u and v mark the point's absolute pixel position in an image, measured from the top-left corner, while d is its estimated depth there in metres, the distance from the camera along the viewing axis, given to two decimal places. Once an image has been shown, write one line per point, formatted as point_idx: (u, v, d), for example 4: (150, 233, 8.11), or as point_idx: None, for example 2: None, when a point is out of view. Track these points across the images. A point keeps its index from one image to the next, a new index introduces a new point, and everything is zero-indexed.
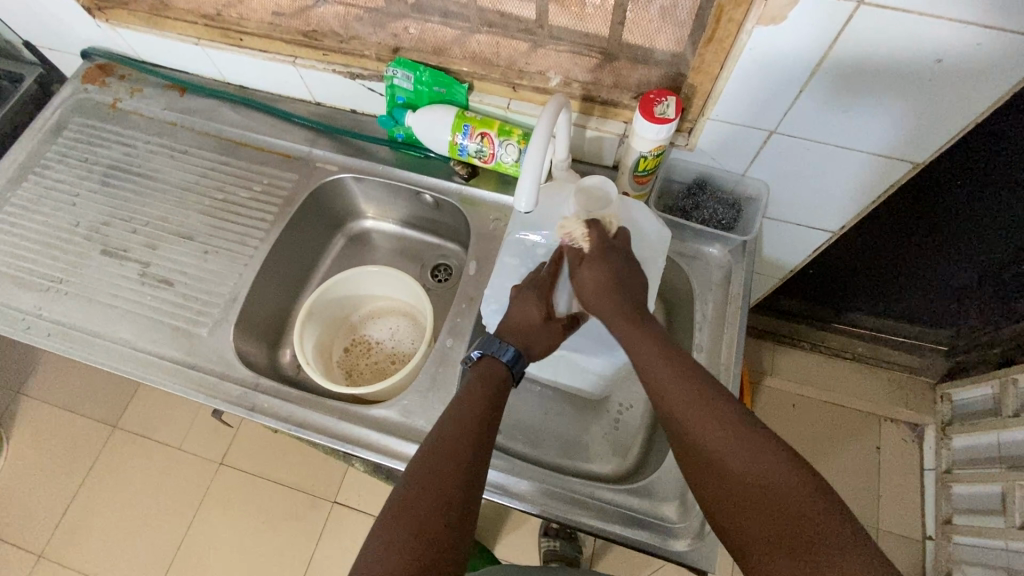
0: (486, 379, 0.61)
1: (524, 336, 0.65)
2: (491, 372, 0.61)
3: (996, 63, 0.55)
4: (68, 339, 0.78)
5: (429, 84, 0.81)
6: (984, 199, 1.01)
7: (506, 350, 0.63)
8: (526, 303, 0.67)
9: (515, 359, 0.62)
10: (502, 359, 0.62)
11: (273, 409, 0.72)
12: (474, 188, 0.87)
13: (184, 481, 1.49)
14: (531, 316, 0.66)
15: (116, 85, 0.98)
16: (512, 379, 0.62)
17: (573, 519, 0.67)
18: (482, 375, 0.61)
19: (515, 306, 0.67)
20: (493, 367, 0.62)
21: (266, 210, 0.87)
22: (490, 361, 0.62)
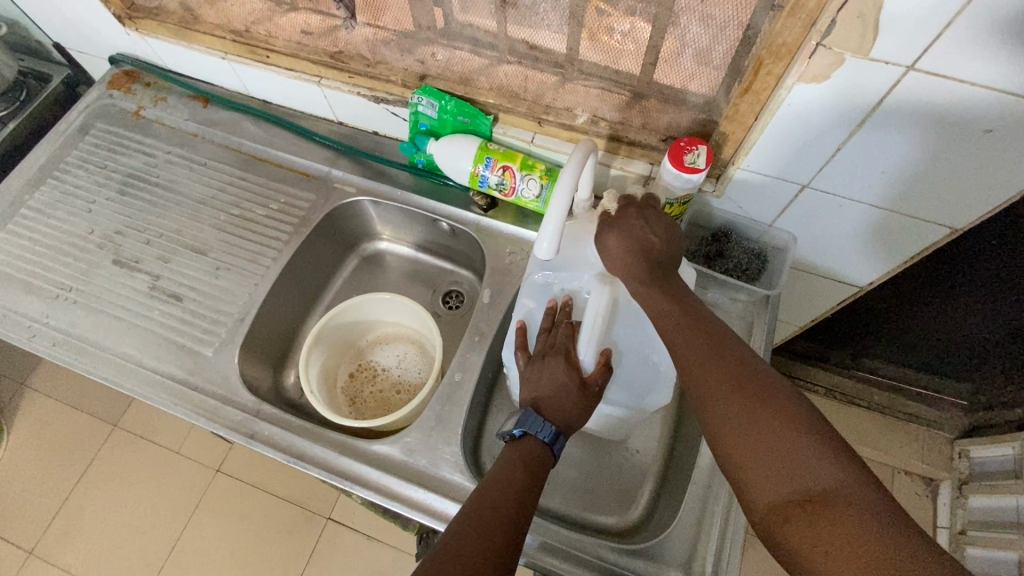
0: (527, 461, 0.58)
1: (563, 411, 0.61)
2: (533, 456, 0.59)
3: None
4: (73, 350, 0.77)
5: (453, 113, 0.79)
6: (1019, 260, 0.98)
7: (546, 430, 0.60)
8: (556, 372, 0.63)
9: (555, 438, 0.60)
10: (541, 439, 0.60)
11: (273, 438, 0.70)
12: (492, 220, 0.86)
13: (179, 485, 1.48)
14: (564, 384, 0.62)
15: (141, 92, 0.98)
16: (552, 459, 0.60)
17: None
18: (521, 456, 0.59)
19: (545, 376, 0.63)
20: (534, 452, 0.59)
21: (280, 229, 0.86)
22: (530, 440, 0.60)
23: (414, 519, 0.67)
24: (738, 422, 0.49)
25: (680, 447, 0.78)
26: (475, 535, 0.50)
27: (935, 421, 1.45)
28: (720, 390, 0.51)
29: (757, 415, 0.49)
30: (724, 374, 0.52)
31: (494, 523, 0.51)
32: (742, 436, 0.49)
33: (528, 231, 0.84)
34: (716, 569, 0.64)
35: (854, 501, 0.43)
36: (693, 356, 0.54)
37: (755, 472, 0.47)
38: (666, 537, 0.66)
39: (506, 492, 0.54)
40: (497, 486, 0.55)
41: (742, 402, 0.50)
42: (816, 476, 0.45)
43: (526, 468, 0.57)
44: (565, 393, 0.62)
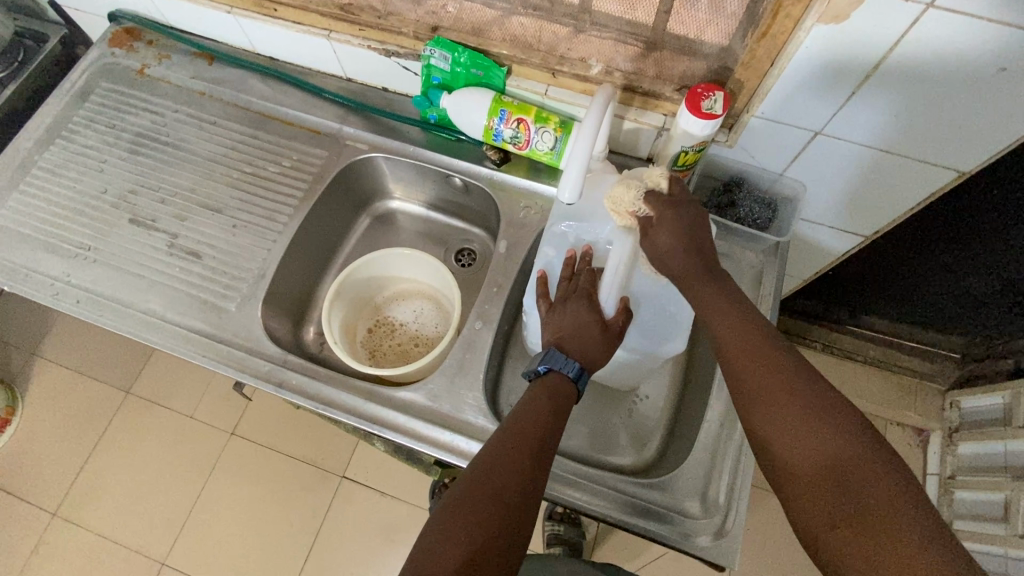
0: (552, 395, 0.60)
1: (588, 347, 0.63)
2: (559, 391, 0.61)
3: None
4: (97, 307, 0.78)
5: (467, 66, 0.79)
6: (1017, 211, 1.01)
7: (571, 365, 0.62)
8: (578, 311, 0.65)
9: (580, 373, 0.62)
10: (566, 373, 0.61)
11: (301, 386, 0.72)
12: (506, 174, 0.87)
13: (196, 448, 1.51)
14: (587, 322, 0.64)
15: (144, 50, 0.96)
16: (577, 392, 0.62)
17: (594, 510, 0.69)
18: (546, 391, 0.61)
19: (568, 315, 0.65)
20: (561, 385, 0.61)
21: (295, 186, 0.86)
22: (555, 376, 0.62)
23: (439, 459, 0.70)
24: (808, 446, 0.48)
25: (691, 391, 0.81)
26: (507, 461, 0.53)
27: (928, 373, 1.50)
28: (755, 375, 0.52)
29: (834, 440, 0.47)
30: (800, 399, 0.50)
31: (519, 455, 0.54)
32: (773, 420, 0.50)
33: (542, 184, 0.85)
34: (730, 498, 0.68)
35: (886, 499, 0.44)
36: (769, 372, 0.52)
37: (812, 499, 0.47)
38: (682, 471, 0.70)
39: (529, 432, 0.56)
40: (519, 424, 0.57)
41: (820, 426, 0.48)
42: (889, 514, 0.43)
43: (548, 404, 0.59)
44: (588, 331, 0.64)
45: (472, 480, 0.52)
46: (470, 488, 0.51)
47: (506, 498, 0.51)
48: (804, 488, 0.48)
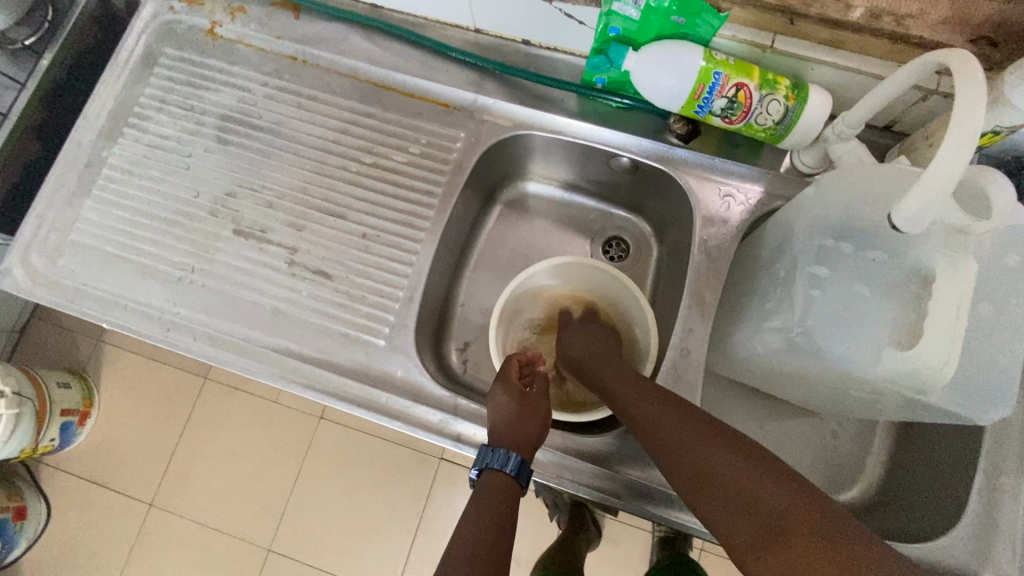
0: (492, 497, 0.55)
1: (518, 432, 0.58)
2: (499, 491, 0.55)
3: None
4: (218, 344, 0.65)
5: (666, 10, 0.57)
6: None
7: (505, 460, 0.56)
8: (498, 396, 0.61)
9: (519, 469, 0.56)
10: (506, 471, 0.56)
11: (481, 440, 0.61)
12: (693, 153, 0.68)
13: (284, 433, 1.45)
14: (504, 409, 0.60)
15: (211, 2, 0.76)
16: (520, 487, 0.57)
17: None
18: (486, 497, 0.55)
19: (491, 400, 0.61)
20: (496, 484, 0.56)
21: (429, 180, 0.69)
22: (494, 474, 0.56)
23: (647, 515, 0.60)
24: (720, 486, 0.46)
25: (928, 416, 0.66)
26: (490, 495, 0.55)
27: None
28: (641, 398, 0.56)
29: (726, 461, 0.47)
30: (684, 426, 0.51)
31: (503, 492, 0.55)
32: (678, 439, 0.51)
33: (744, 165, 0.67)
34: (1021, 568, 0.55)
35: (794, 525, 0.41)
36: (649, 412, 0.55)
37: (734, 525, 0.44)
38: (953, 537, 0.57)
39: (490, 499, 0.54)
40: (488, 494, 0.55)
41: (693, 445, 0.49)
42: (777, 510, 0.42)
43: (502, 480, 0.56)
44: (520, 415, 0.59)
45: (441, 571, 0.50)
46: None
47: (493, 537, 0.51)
48: (727, 514, 0.44)
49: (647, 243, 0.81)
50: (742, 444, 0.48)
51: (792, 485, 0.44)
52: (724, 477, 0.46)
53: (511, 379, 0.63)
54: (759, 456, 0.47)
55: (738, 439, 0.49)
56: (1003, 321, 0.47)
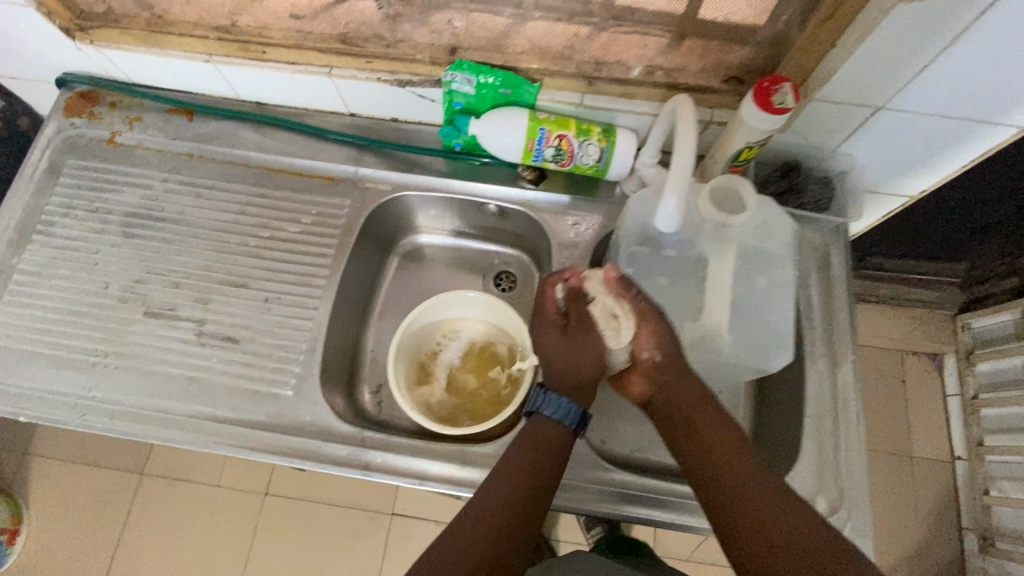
0: (540, 439, 0.60)
1: (567, 370, 0.61)
2: (544, 433, 0.60)
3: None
4: (136, 420, 0.70)
5: (495, 86, 0.72)
6: None
7: (556, 405, 0.60)
8: (542, 333, 0.63)
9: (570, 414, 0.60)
10: (553, 416, 0.60)
11: (389, 464, 0.67)
12: (545, 192, 0.82)
13: (232, 517, 1.43)
14: (551, 344, 0.62)
15: (110, 116, 0.85)
16: (573, 432, 0.61)
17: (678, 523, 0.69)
18: (529, 440, 0.60)
19: (540, 338, 0.63)
20: (546, 428, 0.60)
21: (321, 243, 0.79)
22: (542, 419, 0.60)
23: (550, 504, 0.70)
24: (755, 496, 0.53)
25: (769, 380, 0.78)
26: (515, 475, 0.58)
27: (936, 301, 1.50)
28: (687, 399, 0.60)
29: (760, 480, 0.54)
30: (762, 505, 0.53)
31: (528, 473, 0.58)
32: (721, 445, 0.57)
33: (586, 199, 0.81)
34: (851, 489, 0.67)
35: (812, 552, 0.50)
36: (699, 417, 0.59)
37: (751, 540, 0.52)
38: (794, 474, 0.68)
39: (512, 498, 0.57)
40: (507, 473, 0.58)
41: (734, 462, 0.56)
42: (798, 535, 0.51)
43: (542, 440, 0.60)
44: (571, 350, 0.61)
45: (433, 552, 0.54)
46: (443, 560, 0.53)
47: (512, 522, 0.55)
48: (747, 529, 0.52)
49: (531, 273, 0.92)
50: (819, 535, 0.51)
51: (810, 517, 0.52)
52: (754, 492, 0.54)
53: (553, 322, 0.63)
54: (843, 560, 0.49)
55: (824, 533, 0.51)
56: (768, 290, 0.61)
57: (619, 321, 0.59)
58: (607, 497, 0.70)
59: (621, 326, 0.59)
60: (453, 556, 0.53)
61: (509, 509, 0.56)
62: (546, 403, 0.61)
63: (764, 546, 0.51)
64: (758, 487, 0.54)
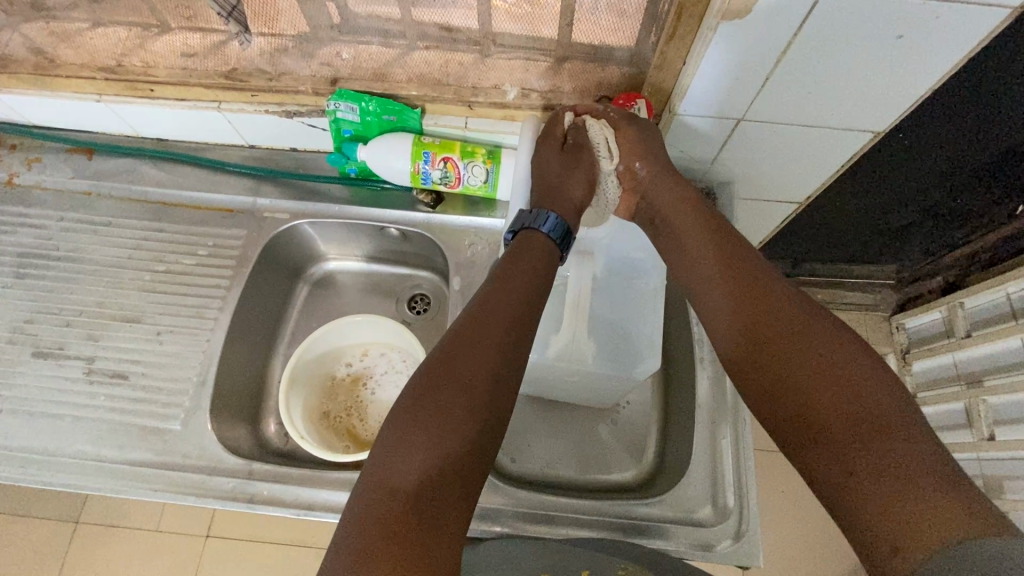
0: (529, 250, 0.60)
1: (557, 204, 0.63)
2: (532, 244, 0.60)
3: (966, 20, 0.53)
4: (15, 464, 0.68)
5: (377, 113, 0.74)
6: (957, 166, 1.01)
7: (547, 220, 0.61)
8: (542, 163, 0.66)
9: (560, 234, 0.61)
10: (544, 230, 0.61)
11: (275, 496, 0.66)
12: (443, 215, 0.83)
13: (169, 563, 1.38)
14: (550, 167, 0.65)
15: (9, 158, 0.85)
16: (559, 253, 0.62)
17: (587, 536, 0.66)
18: (522, 247, 0.60)
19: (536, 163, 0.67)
20: (535, 239, 0.61)
21: (218, 274, 0.79)
22: (533, 233, 0.61)
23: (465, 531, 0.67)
24: (804, 365, 0.48)
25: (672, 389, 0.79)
26: (480, 334, 0.52)
27: (871, 304, 1.52)
28: (726, 277, 0.56)
29: (811, 346, 0.49)
30: (803, 367, 0.48)
31: (494, 327, 0.53)
32: (750, 320, 0.53)
33: (482, 218, 0.82)
34: (740, 498, 0.67)
35: (884, 412, 0.43)
36: (739, 295, 0.54)
37: (797, 409, 0.47)
38: (686, 483, 0.68)
39: (472, 358, 0.51)
40: (476, 326, 0.53)
41: (767, 331, 0.51)
42: (860, 396, 0.44)
43: (516, 290, 0.56)
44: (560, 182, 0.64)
45: (402, 416, 0.48)
46: (412, 427, 0.47)
47: (472, 383, 0.49)
48: (794, 402, 0.47)
49: (444, 294, 0.92)
50: (873, 379, 0.45)
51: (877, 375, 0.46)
52: (788, 353, 0.49)
53: (554, 138, 0.67)
54: (889, 406, 0.43)
55: (866, 371, 0.46)
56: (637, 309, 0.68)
57: (612, 130, 0.65)
58: (495, 510, 0.68)
59: (612, 145, 0.65)
60: (427, 416, 0.48)
61: (472, 369, 0.50)
62: (535, 220, 0.62)
63: (792, 410, 0.47)
64: (816, 352, 0.48)
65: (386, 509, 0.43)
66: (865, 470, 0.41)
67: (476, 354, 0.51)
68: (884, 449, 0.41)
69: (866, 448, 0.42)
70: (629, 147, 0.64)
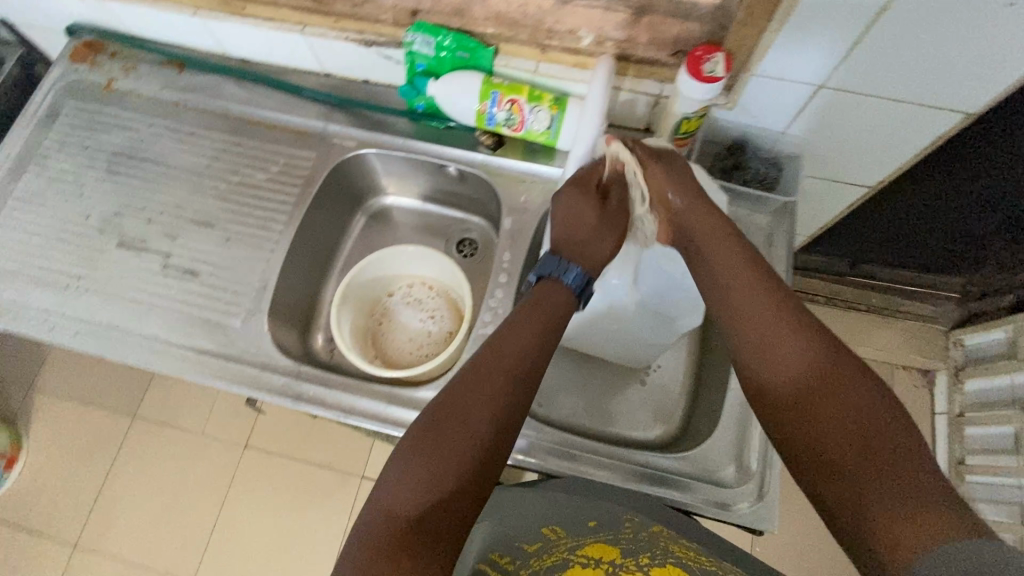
0: (552, 299, 0.62)
1: (584, 256, 0.65)
2: (554, 295, 0.62)
3: None
4: (96, 337, 0.75)
5: (451, 49, 0.76)
6: None
7: (572, 273, 0.63)
8: (573, 204, 0.67)
9: (582, 287, 0.63)
10: (569, 284, 0.62)
11: (319, 397, 0.71)
12: (503, 159, 0.84)
13: (211, 465, 1.50)
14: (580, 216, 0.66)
15: (108, 64, 0.92)
16: (578, 306, 0.63)
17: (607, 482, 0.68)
18: (542, 296, 0.61)
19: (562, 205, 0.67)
20: (557, 291, 0.62)
21: (286, 191, 0.84)
22: (556, 284, 0.62)
23: None
24: (820, 401, 0.48)
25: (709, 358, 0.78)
26: (497, 366, 0.54)
27: (929, 316, 1.44)
28: (753, 302, 0.55)
29: (827, 386, 0.48)
30: (819, 406, 0.48)
31: (512, 362, 0.55)
32: (771, 351, 0.52)
33: (540, 166, 0.83)
34: (763, 464, 0.67)
35: (898, 452, 0.43)
36: (762, 324, 0.54)
37: (813, 441, 0.47)
38: (711, 442, 0.69)
39: (487, 389, 0.53)
40: (493, 358, 0.55)
41: (785, 368, 0.51)
42: (875, 434, 0.45)
43: (534, 331, 0.58)
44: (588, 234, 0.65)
45: (415, 436, 0.51)
46: (422, 450, 0.50)
47: (486, 413, 0.52)
48: (809, 436, 0.47)
49: (490, 239, 0.94)
50: (885, 415, 0.45)
51: (894, 415, 0.45)
52: (808, 389, 0.49)
53: (591, 184, 0.68)
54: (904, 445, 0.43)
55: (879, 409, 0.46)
56: (690, 263, 0.69)
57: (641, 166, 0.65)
58: (522, 442, 0.70)
59: (646, 190, 0.65)
60: (433, 445, 0.50)
61: (488, 397, 0.52)
62: (561, 271, 0.63)
63: (807, 443, 0.47)
64: (835, 389, 0.48)
65: (392, 522, 0.46)
66: (877, 504, 0.42)
67: (490, 382, 0.53)
68: (896, 487, 0.42)
69: (878, 484, 0.42)
70: (658, 180, 0.64)
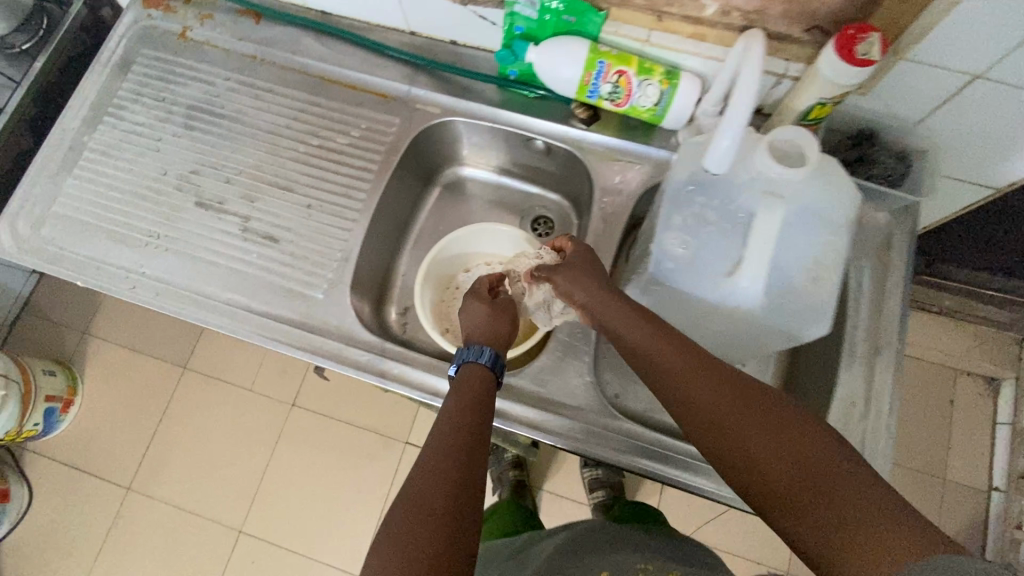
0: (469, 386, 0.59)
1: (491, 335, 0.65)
2: (474, 378, 0.60)
3: None
4: (177, 299, 0.74)
5: (558, 11, 0.70)
6: None
7: (483, 353, 0.62)
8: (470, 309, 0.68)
9: (494, 360, 0.62)
10: (482, 362, 0.61)
11: (404, 376, 0.69)
12: (597, 134, 0.79)
13: (257, 421, 1.52)
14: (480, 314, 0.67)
15: (183, 10, 0.87)
16: (495, 378, 0.62)
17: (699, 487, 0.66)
18: (462, 385, 0.59)
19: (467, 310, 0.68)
20: (473, 373, 0.60)
21: (367, 158, 0.80)
22: (472, 366, 0.61)
23: (579, 450, 0.68)
24: (786, 476, 0.43)
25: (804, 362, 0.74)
26: (444, 444, 0.52)
27: (1005, 322, 1.35)
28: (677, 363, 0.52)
29: (767, 454, 0.44)
30: (777, 475, 0.44)
31: (455, 436, 0.53)
32: (716, 424, 0.48)
33: (639, 144, 0.78)
34: None
35: (862, 510, 0.39)
36: (694, 389, 0.50)
37: (798, 518, 0.42)
38: None
39: (439, 469, 0.50)
40: (440, 442, 0.52)
41: (727, 440, 0.47)
42: (842, 493, 0.41)
43: (470, 408, 0.56)
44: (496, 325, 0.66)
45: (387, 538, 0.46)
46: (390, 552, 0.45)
47: (440, 495, 0.48)
48: (790, 512, 0.43)
49: (569, 218, 0.90)
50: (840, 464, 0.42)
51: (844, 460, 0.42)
52: (761, 459, 0.45)
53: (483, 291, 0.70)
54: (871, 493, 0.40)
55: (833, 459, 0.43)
56: (818, 267, 0.60)
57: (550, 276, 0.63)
58: (614, 438, 0.68)
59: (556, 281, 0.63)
60: (403, 541, 0.45)
61: (443, 475, 0.49)
62: (472, 355, 0.62)
63: (792, 519, 0.42)
64: (776, 454, 0.44)
65: None
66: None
67: (437, 464, 0.50)
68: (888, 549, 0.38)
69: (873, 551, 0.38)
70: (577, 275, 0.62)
